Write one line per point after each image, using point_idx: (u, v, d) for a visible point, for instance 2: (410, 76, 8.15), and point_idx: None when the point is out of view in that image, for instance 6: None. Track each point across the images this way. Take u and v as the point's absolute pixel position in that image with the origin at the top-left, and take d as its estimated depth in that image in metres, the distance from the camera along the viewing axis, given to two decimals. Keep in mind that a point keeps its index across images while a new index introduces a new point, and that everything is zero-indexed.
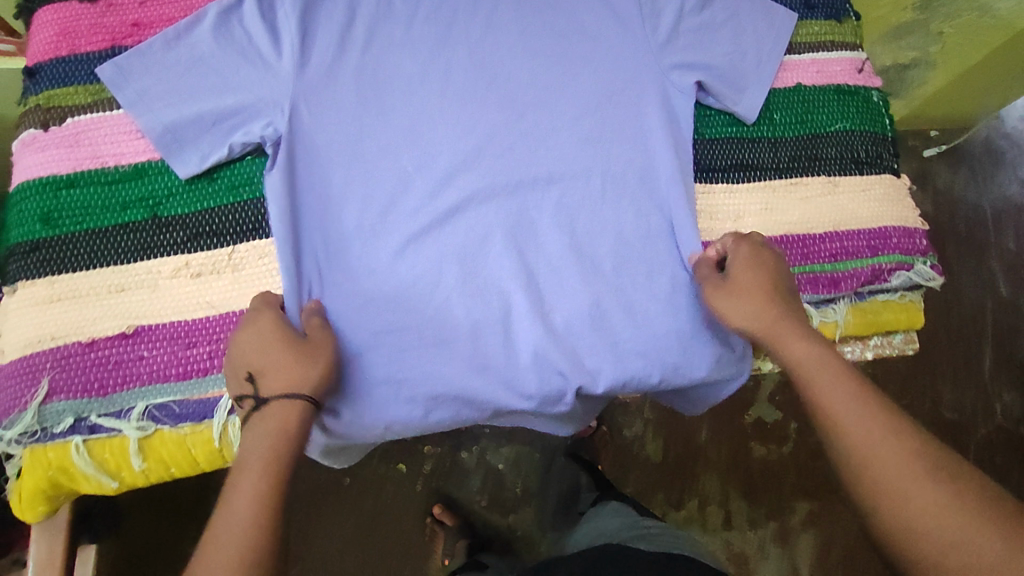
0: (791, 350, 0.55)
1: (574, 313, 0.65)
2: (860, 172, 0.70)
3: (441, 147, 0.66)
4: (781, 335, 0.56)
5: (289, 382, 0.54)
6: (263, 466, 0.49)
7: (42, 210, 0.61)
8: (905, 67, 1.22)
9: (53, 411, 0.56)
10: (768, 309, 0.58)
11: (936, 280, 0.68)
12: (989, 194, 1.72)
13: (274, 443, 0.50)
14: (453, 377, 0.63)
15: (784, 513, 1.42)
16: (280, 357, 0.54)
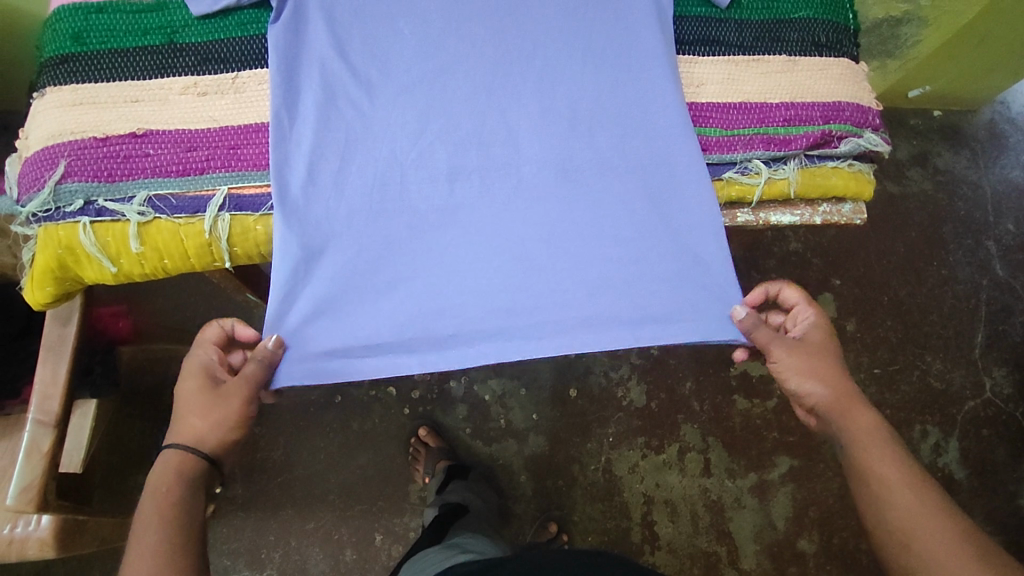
0: (853, 418, 0.67)
1: (544, 166, 0.71)
2: (819, 54, 0.76)
3: (436, 14, 0.73)
4: (847, 405, 0.68)
5: (193, 436, 0.65)
6: (161, 512, 0.60)
7: (73, 31, 0.69)
8: (896, 22, 1.28)
9: (66, 191, 0.63)
10: (838, 384, 0.69)
11: (884, 148, 0.73)
12: (989, 178, 1.74)
13: (160, 503, 0.61)
14: (426, 213, 0.69)
15: (764, 468, 1.49)
16: (198, 407, 0.65)
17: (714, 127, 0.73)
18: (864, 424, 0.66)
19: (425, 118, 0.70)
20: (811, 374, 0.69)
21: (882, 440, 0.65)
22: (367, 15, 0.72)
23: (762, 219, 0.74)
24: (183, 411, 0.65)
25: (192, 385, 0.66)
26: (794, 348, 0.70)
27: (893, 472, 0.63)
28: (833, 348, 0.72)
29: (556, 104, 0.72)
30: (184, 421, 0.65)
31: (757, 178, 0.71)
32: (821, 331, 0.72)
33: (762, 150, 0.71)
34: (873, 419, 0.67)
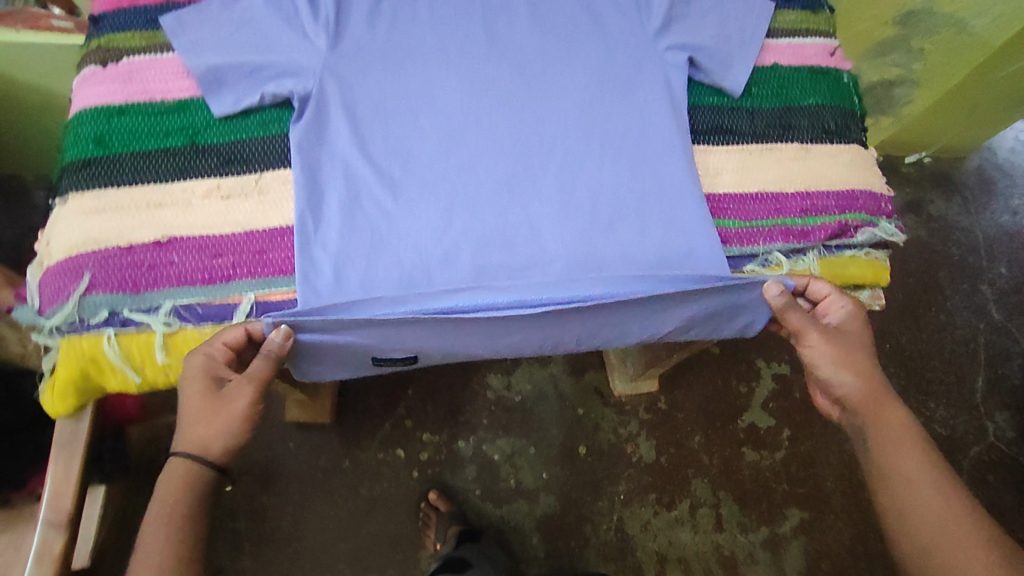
0: (884, 416, 0.68)
1: (570, 261, 0.71)
2: (830, 141, 0.78)
3: (455, 109, 0.74)
4: (880, 405, 0.69)
5: (198, 443, 0.64)
6: (167, 523, 0.61)
7: (95, 134, 0.69)
8: (892, 84, 1.30)
9: (91, 303, 0.62)
10: (868, 377, 0.69)
11: (899, 238, 0.74)
12: (979, 225, 1.78)
13: (167, 520, 0.62)
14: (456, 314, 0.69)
15: (773, 519, 1.47)
16: (199, 413, 0.64)
17: (734, 217, 0.74)
18: (895, 422, 0.68)
19: (449, 214, 0.70)
20: (843, 368, 0.69)
21: (907, 435, 0.68)
22: (387, 116, 0.73)
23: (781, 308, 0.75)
24: (189, 417, 0.64)
25: (191, 391, 0.63)
26: (828, 338, 0.70)
27: (919, 473, 0.65)
28: (864, 341, 0.71)
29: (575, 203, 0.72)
30: (187, 426, 0.64)
31: (777, 271, 0.73)
32: (857, 322, 0.71)
33: (782, 242, 0.73)
34: (904, 419, 0.68)
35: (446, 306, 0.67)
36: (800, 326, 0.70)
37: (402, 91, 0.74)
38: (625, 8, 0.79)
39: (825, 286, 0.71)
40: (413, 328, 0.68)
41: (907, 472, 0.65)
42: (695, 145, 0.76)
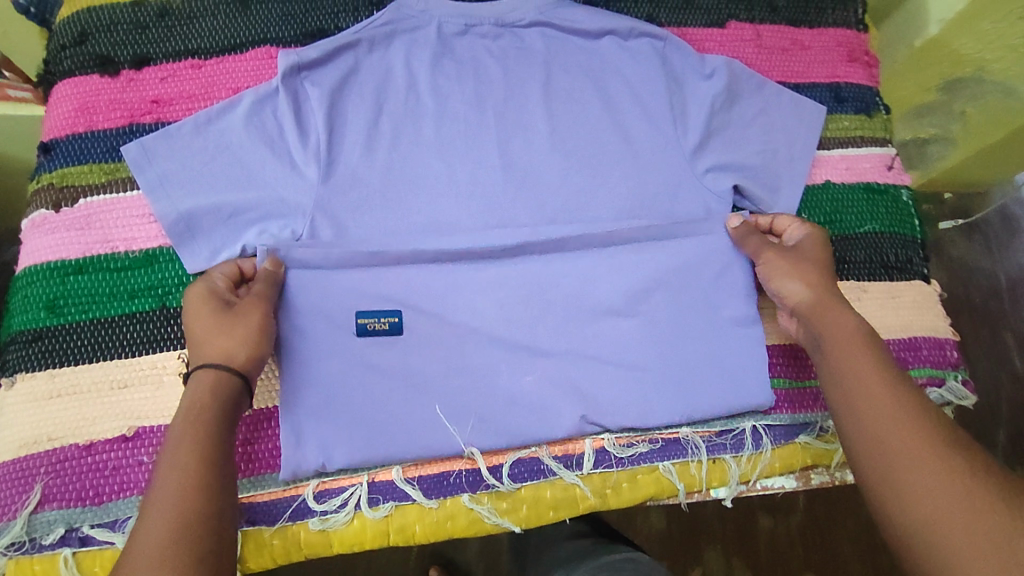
0: (831, 323, 0.56)
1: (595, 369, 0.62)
2: (888, 277, 0.70)
3: (462, 243, 0.64)
4: (825, 308, 0.57)
5: (221, 353, 0.52)
6: (188, 438, 0.48)
7: (47, 297, 0.59)
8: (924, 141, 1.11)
9: (44, 520, 0.53)
10: (822, 285, 0.58)
11: (970, 400, 0.67)
12: (1006, 268, 1.18)
13: (193, 421, 0.49)
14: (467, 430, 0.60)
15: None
16: (212, 326, 0.53)
17: (785, 376, 0.66)
18: (841, 325, 0.55)
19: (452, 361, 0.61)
20: (792, 275, 0.59)
21: (864, 346, 0.53)
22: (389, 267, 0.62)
23: (837, 480, 0.66)
24: (200, 337, 0.53)
25: (200, 313, 0.54)
26: (780, 253, 0.61)
27: (868, 367, 0.52)
28: (812, 253, 0.61)
29: (620, 348, 0.63)
30: (197, 339, 0.53)
31: (834, 441, 0.65)
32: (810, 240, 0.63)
33: None
34: (859, 325, 0.55)
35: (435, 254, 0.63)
36: (754, 250, 0.63)
37: (405, 225, 0.64)
38: (660, 118, 0.69)
39: (771, 219, 0.66)
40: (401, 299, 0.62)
41: (851, 366, 0.53)
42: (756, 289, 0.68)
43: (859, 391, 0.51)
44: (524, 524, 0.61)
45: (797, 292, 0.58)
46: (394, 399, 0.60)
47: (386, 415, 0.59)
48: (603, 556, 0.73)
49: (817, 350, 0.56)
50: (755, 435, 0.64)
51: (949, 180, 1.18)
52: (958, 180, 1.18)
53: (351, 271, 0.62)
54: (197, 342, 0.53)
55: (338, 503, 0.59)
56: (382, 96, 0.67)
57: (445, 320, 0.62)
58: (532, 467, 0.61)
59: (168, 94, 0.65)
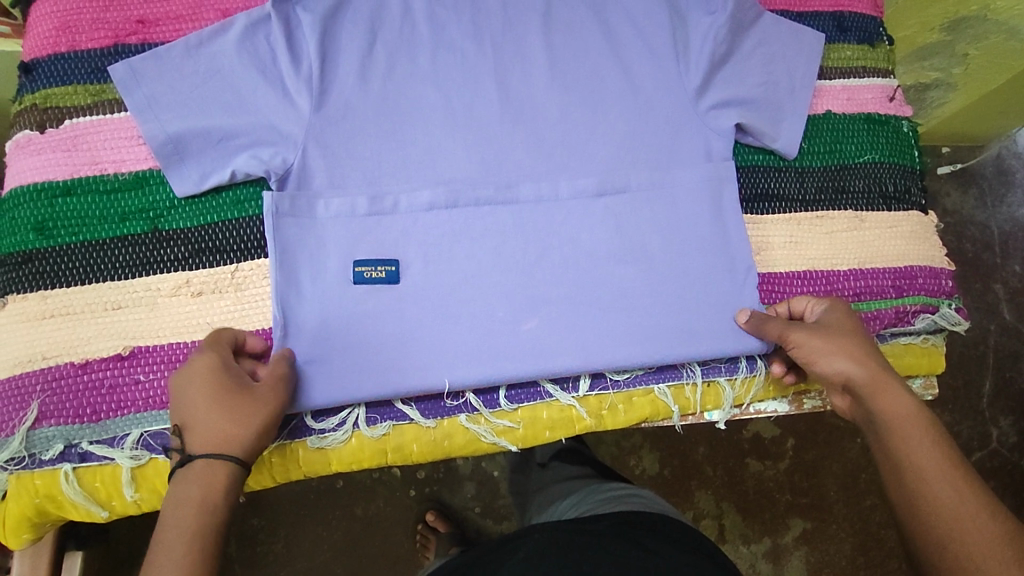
0: (887, 408, 0.51)
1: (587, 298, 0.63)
2: (887, 207, 0.70)
3: (455, 173, 0.64)
4: (873, 385, 0.52)
5: (221, 440, 0.48)
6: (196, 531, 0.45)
7: (35, 219, 0.58)
8: (926, 87, 1.08)
9: (42, 437, 0.54)
10: (872, 360, 0.53)
11: (961, 326, 0.67)
12: (997, 221, 1.18)
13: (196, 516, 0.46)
14: (463, 355, 0.60)
15: (776, 531, 1.02)
16: (215, 407, 0.49)
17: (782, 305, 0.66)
18: (898, 411, 0.51)
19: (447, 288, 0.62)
20: (837, 352, 0.54)
21: (921, 428, 0.50)
22: (387, 214, 0.62)
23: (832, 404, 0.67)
24: (206, 415, 0.49)
25: (203, 391, 0.49)
26: (812, 330, 0.56)
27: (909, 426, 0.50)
28: (854, 329, 0.56)
29: (613, 278, 0.64)
30: (192, 418, 0.49)
31: None
32: (860, 324, 0.58)
33: None
34: (913, 405, 0.51)
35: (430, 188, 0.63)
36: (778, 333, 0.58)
37: (401, 157, 0.64)
38: (662, 54, 0.68)
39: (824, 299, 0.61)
40: (397, 225, 0.62)
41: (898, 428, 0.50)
42: (750, 215, 0.68)
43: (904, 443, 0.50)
44: (521, 443, 0.61)
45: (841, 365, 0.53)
46: (386, 342, 0.60)
47: (379, 359, 0.59)
48: (610, 489, 0.76)
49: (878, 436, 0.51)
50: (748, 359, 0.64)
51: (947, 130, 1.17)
52: (956, 129, 1.17)
53: (346, 220, 0.62)
54: (195, 425, 0.48)
55: (335, 422, 0.59)
56: (376, 23, 0.65)
57: (442, 266, 0.62)
58: (529, 390, 0.62)
59: (153, 15, 0.64)
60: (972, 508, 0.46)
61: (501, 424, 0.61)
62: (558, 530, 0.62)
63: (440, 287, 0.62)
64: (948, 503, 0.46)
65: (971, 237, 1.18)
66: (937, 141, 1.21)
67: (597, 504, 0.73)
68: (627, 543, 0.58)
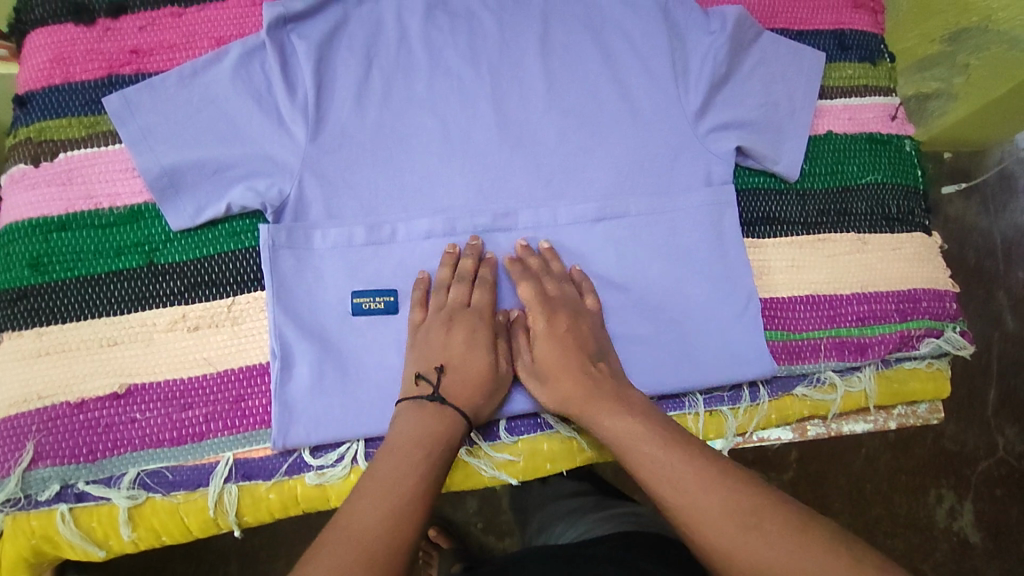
0: (604, 431, 0.55)
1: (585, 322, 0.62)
2: (890, 229, 0.69)
3: (453, 201, 0.64)
4: (592, 409, 0.55)
5: (474, 403, 0.56)
6: (405, 463, 0.50)
7: (31, 255, 0.57)
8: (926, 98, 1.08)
9: (37, 478, 0.53)
10: (561, 372, 0.57)
11: (967, 350, 0.66)
12: (1001, 228, 1.15)
13: (430, 448, 0.51)
14: None
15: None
16: (476, 367, 0.57)
17: (785, 330, 0.65)
18: (618, 436, 0.54)
19: None
20: (546, 377, 0.58)
21: (661, 444, 0.52)
22: (384, 243, 0.62)
23: (834, 430, 0.66)
24: (477, 372, 0.57)
25: (487, 354, 0.58)
26: (538, 351, 0.59)
27: (648, 444, 0.52)
28: (601, 333, 0.61)
29: (618, 303, 0.63)
30: (453, 359, 0.57)
31: (832, 392, 0.65)
32: (565, 310, 0.60)
33: (837, 359, 0.65)
34: (625, 425, 0.54)
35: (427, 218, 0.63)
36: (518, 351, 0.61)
37: (396, 185, 0.63)
38: (660, 75, 0.67)
39: (540, 279, 0.61)
40: (394, 254, 0.62)
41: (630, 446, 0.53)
42: (749, 239, 0.67)
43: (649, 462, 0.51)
44: (522, 477, 0.60)
45: (544, 393, 0.58)
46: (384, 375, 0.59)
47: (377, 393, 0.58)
48: (608, 508, 0.75)
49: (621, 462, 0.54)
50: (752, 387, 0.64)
51: (947, 137, 1.13)
52: (958, 137, 1.13)
53: (341, 253, 0.61)
54: (472, 379, 0.57)
55: (334, 458, 0.58)
56: (372, 49, 0.65)
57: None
58: (530, 421, 0.61)
59: (148, 45, 0.63)
60: (719, 509, 0.47)
61: (501, 457, 0.60)
62: (547, 558, 0.61)
63: (567, 287, 0.62)
64: (709, 512, 0.47)
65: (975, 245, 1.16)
66: (939, 147, 1.17)
67: (593, 523, 0.73)
68: (610, 563, 0.58)
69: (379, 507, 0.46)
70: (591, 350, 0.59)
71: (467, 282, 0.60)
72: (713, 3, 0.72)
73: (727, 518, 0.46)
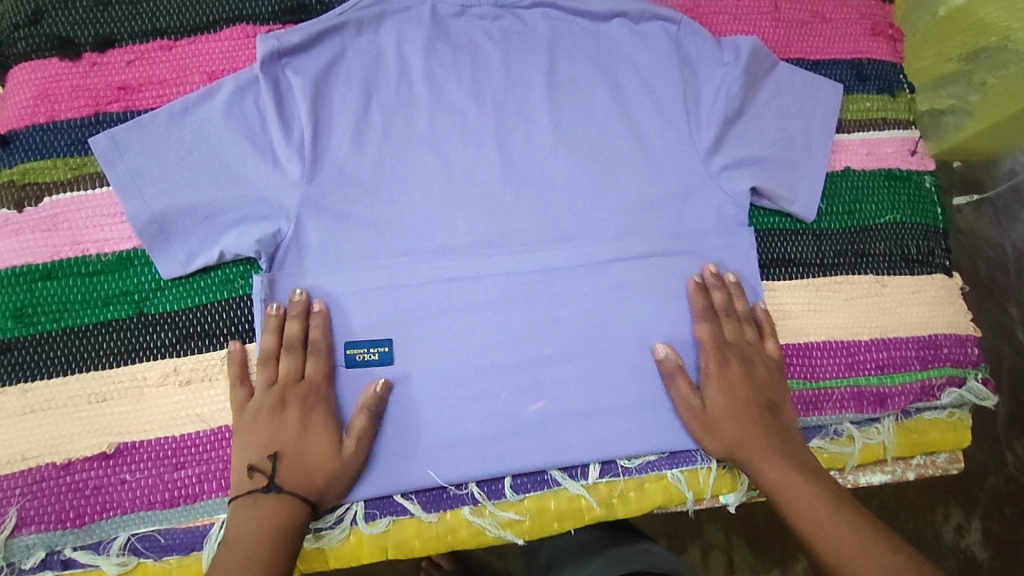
0: (764, 467, 0.56)
1: (591, 371, 0.60)
2: (910, 271, 0.67)
3: (456, 241, 0.61)
4: (757, 455, 0.56)
5: (317, 490, 0.53)
6: (257, 530, 0.50)
7: (15, 306, 0.55)
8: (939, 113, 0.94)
9: (22, 545, 0.51)
10: (742, 400, 0.58)
11: (989, 401, 0.65)
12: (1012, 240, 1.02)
13: (277, 522, 0.50)
14: (470, 439, 0.57)
15: (785, 563, 0.91)
16: (314, 457, 0.53)
17: (803, 378, 0.63)
18: (777, 478, 0.55)
19: (448, 365, 0.58)
20: (728, 390, 0.58)
21: (815, 489, 0.54)
22: (383, 288, 0.59)
23: (852, 482, 0.63)
24: (313, 456, 0.53)
25: (327, 437, 0.54)
26: (720, 363, 0.59)
27: (801, 484, 0.54)
28: (779, 381, 0.60)
29: (748, 335, 0.61)
30: (283, 444, 0.53)
31: (850, 444, 0.62)
32: (738, 358, 0.60)
33: (855, 409, 0.62)
34: (787, 468, 0.55)
35: (427, 262, 0.60)
36: (668, 371, 0.59)
37: (395, 226, 0.60)
38: (672, 111, 0.64)
39: (720, 321, 0.61)
40: (394, 299, 0.59)
41: (785, 483, 0.54)
42: (763, 281, 0.65)
43: (805, 503, 0.53)
44: (528, 536, 0.58)
45: (713, 394, 0.58)
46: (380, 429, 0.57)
47: (376, 449, 0.56)
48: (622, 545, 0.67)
49: (768, 492, 0.55)
50: None
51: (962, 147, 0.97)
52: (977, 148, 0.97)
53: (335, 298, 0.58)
54: (314, 470, 0.53)
55: (333, 520, 0.56)
56: (371, 83, 0.62)
57: (442, 346, 0.59)
58: (536, 477, 0.59)
59: (136, 81, 0.60)
60: (872, 558, 0.48)
61: (506, 516, 0.58)
62: None
63: (719, 322, 0.61)
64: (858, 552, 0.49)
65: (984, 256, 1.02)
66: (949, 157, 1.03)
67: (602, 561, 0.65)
68: None
69: None
70: (760, 383, 0.59)
71: (297, 355, 0.56)
72: (727, 32, 0.69)
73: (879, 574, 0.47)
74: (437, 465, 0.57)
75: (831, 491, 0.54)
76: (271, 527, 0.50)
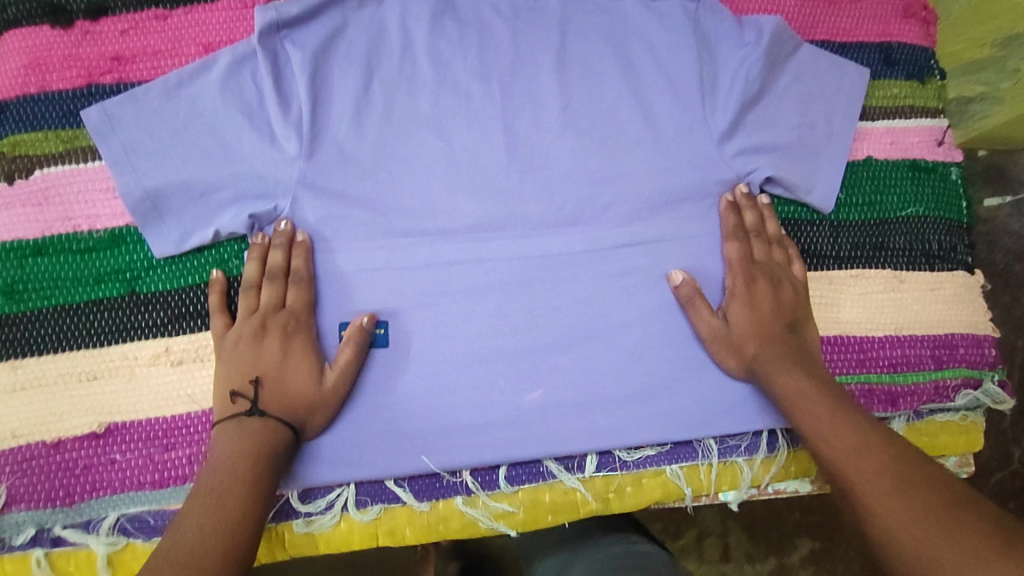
0: (780, 378, 0.55)
1: (592, 360, 0.58)
2: (930, 267, 0.64)
3: (456, 224, 0.59)
4: (773, 368, 0.55)
5: (299, 416, 0.52)
6: (237, 453, 0.49)
7: (6, 282, 0.54)
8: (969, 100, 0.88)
9: (13, 521, 0.51)
10: (767, 316, 0.58)
11: (1006, 404, 0.62)
12: None
13: (260, 441, 0.50)
14: (465, 427, 0.56)
15: (782, 549, 0.86)
16: (295, 383, 0.53)
17: None
18: (790, 389, 0.54)
19: (445, 351, 0.57)
20: (755, 304, 0.58)
21: (829, 403, 0.52)
22: (380, 272, 0.57)
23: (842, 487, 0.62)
24: (295, 385, 0.53)
25: (307, 366, 0.53)
26: (746, 280, 0.59)
27: (816, 397, 0.53)
28: (805, 303, 0.60)
29: (777, 256, 0.61)
30: (265, 369, 0.52)
31: None
32: (766, 277, 0.59)
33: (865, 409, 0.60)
34: (802, 380, 0.54)
35: (426, 245, 0.58)
36: (687, 296, 0.58)
37: (394, 206, 0.58)
38: (687, 93, 0.61)
39: (750, 241, 0.60)
40: (391, 284, 0.57)
41: (799, 395, 0.53)
42: None
43: (818, 417, 0.52)
44: (521, 528, 0.57)
45: (737, 310, 0.58)
46: (374, 414, 0.55)
47: (370, 434, 0.55)
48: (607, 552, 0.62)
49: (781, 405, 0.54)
50: (771, 438, 0.60)
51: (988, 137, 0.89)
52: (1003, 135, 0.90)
53: (331, 281, 0.57)
54: (293, 397, 0.52)
55: (323, 505, 0.55)
56: (373, 58, 0.59)
57: (439, 332, 0.57)
58: (531, 469, 0.57)
59: (130, 51, 0.58)
60: (882, 473, 0.47)
61: (499, 507, 0.57)
62: None
63: (749, 242, 0.60)
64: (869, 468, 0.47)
65: (1004, 248, 0.95)
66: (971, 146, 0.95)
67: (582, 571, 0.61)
68: None
69: (212, 512, 0.46)
70: (786, 303, 0.59)
71: (278, 285, 0.55)
72: (749, 11, 0.66)
73: (882, 473, 0.47)
74: (431, 454, 0.56)
75: (846, 407, 0.52)
76: (257, 443, 0.50)
